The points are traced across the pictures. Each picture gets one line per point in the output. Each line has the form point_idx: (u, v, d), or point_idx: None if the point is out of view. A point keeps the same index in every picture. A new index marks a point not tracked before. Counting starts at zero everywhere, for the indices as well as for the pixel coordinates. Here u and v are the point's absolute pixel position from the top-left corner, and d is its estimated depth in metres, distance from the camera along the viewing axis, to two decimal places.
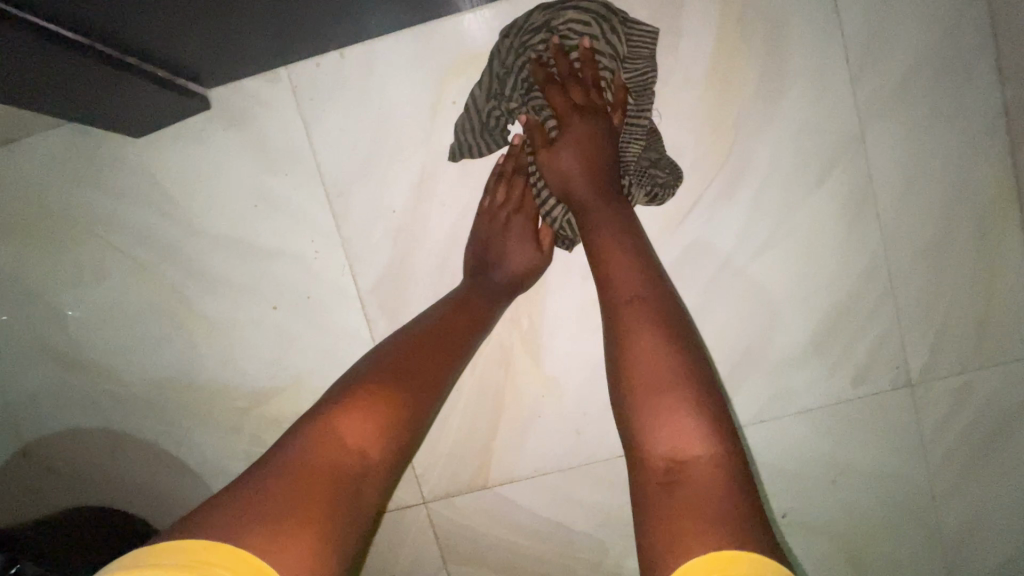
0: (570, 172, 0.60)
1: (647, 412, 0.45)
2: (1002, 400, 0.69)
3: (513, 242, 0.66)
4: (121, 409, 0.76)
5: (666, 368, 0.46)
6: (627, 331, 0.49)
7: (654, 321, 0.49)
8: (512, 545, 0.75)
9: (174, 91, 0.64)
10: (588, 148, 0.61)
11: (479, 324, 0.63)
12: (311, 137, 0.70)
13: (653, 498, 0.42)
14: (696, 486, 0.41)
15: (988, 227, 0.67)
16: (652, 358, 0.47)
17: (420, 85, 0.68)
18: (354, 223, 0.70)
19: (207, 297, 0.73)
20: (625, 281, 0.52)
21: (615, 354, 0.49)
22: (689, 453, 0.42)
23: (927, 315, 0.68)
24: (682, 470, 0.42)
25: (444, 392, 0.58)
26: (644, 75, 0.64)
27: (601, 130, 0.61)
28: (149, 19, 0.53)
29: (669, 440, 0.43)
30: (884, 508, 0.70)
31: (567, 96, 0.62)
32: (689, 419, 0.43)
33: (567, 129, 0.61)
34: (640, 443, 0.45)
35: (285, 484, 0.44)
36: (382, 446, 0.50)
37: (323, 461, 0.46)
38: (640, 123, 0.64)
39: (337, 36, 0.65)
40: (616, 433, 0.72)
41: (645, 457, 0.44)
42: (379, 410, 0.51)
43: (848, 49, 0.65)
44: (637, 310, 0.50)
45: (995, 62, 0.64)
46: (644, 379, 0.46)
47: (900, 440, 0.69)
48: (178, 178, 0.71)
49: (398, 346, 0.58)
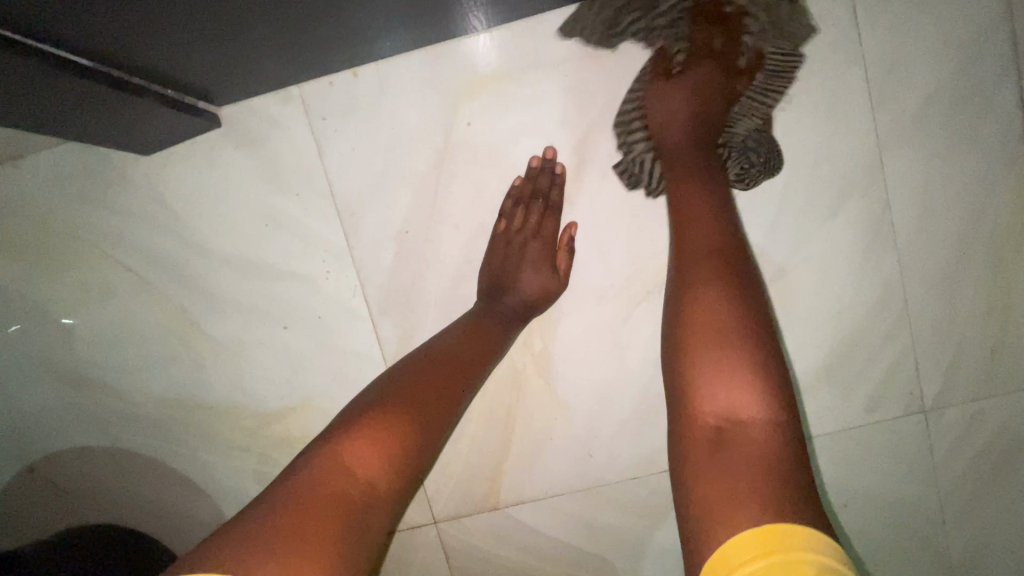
0: (672, 110, 0.62)
1: (707, 362, 0.43)
2: (1015, 428, 0.69)
3: (529, 266, 0.66)
4: (128, 427, 0.75)
5: (730, 325, 0.43)
6: (691, 280, 0.47)
7: (719, 272, 0.47)
8: (521, 565, 0.75)
9: (184, 110, 0.64)
10: (698, 95, 0.62)
11: (490, 350, 0.63)
12: (323, 156, 0.69)
13: (699, 457, 0.40)
14: (749, 448, 0.39)
15: (1004, 256, 0.66)
16: (712, 309, 0.45)
17: (434, 105, 0.67)
18: (366, 243, 0.70)
19: (216, 316, 0.72)
20: (698, 228, 0.51)
21: (677, 297, 0.48)
22: (746, 414, 0.40)
23: (941, 343, 0.67)
24: (736, 430, 0.40)
25: (456, 416, 0.58)
26: (786, 64, 0.64)
27: (716, 86, 0.62)
28: (160, 43, 0.52)
29: (725, 399, 0.41)
30: (893, 533, 0.71)
31: (708, 41, 0.63)
32: (749, 381, 0.41)
33: (690, 72, 0.63)
34: (694, 397, 0.43)
35: (292, 517, 0.44)
36: (393, 479, 0.49)
37: (332, 491, 0.46)
38: (762, 104, 0.64)
39: (351, 55, 0.64)
40: (627, 455, 0.72)
41: (694, 413, 0.42)
42: (389, 438, 0.50)
43: (869, 74, 0.64)
44: (705, 258, 0.48)
45: (1016, 89, 0.64)
46: (710, 327, 0.44)
47: (911, 466, 0.69)
48: (187, 197, 0.71)
49: (410, 369, 0.58)
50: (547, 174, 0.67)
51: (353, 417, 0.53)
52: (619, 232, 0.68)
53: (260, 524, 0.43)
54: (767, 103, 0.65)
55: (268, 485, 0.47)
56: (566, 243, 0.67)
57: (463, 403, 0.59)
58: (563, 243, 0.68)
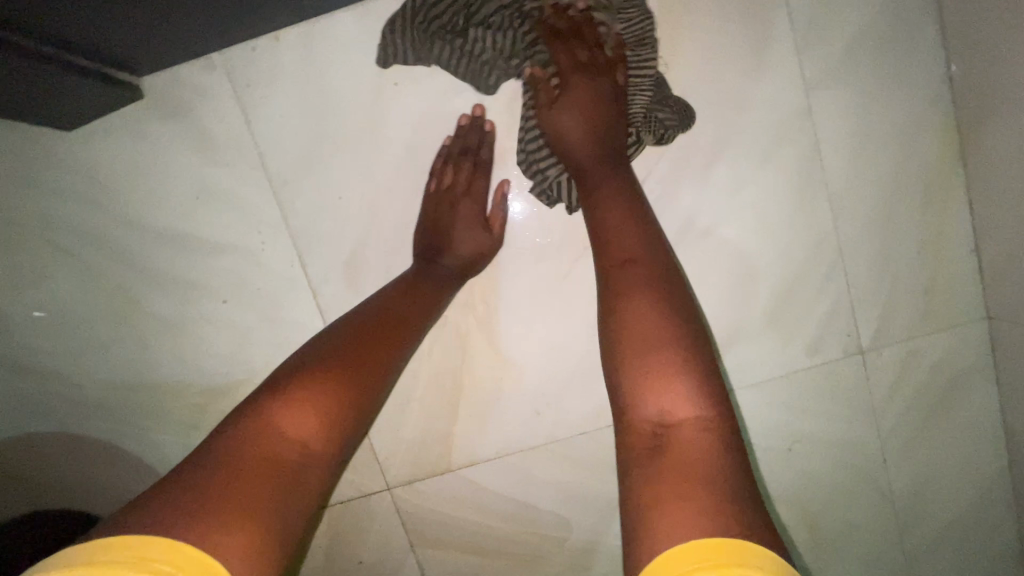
0: (568, 127, 0.61)
1: (639, 372, 0.45)
2: (950, 364, 0.70)
3: (462, 226, 0.65)
4: (75, 411, 0.75)
5: (660, 327, 0.47)
6: (623, 291, 0.50)
7: (641, 286, 0.50)
8: (479, 526, 0.75)
9: (103, 81, 0.62)
10: (586, 110, 0.61)
11: (429, 314, 0.63)
12: (251, 124, 0.68)
13: (639, 461, 0.42)
14: (683, 450, 0.41)
15: (933, 194, 0.67)
16: (644, 321, 0.47)
17: (361, 67, 0.66)
18: (302, 212, 0.69)
19: (154, 293, 0.71)
20: (622, 242, 0.54)
21: (607, 320, 0.50)
22: (679, 417, 0.43)
23: (876, 283, 0.68)
24: (670, 433, 0.42)
25: (393, 379, 0.58)
26: (642, 26, 0.63)
27: (599, 93, 0.62)
28: (69, 8, 0.50)
29: (660, 404, 0.43)
30: (839, 473, 0.72)
31: (570, 52, 0.63)
32: (680, 384, 0.44)
33: (569, 88, 0.62)
34: (629, 406, 0.45)
35: (221, 478, 0.43)
36: (327, 440, 0.49)
37: (262, 452, 0.45)
38: (645, 73, 0.64)
39: (270, 17, 0.63)
40: (575, 411, 0.72)
41: (632, 422, 0.44)
42: (323, 399, 0.50)
43: (794, 16, 0.64)
44: (627, 271, 0.51)
45: (939, 26, 0.64)
46: (638, 336, 0.47)
47: (853, 407, 0.70)
48: (116, 173, 0.69)
49: (344, 330, 0.58)
50: (477, 133, 0.67)
51: (284, 378, 0.52)
52: None
53: (192, 490, 0.42)
54: (648, 67, 0.64)
55: (192, 452, 0.46)
56: (499, 202, 0.67)
57: (401, 363, 0.59)
58: (496, 203, 0.68)
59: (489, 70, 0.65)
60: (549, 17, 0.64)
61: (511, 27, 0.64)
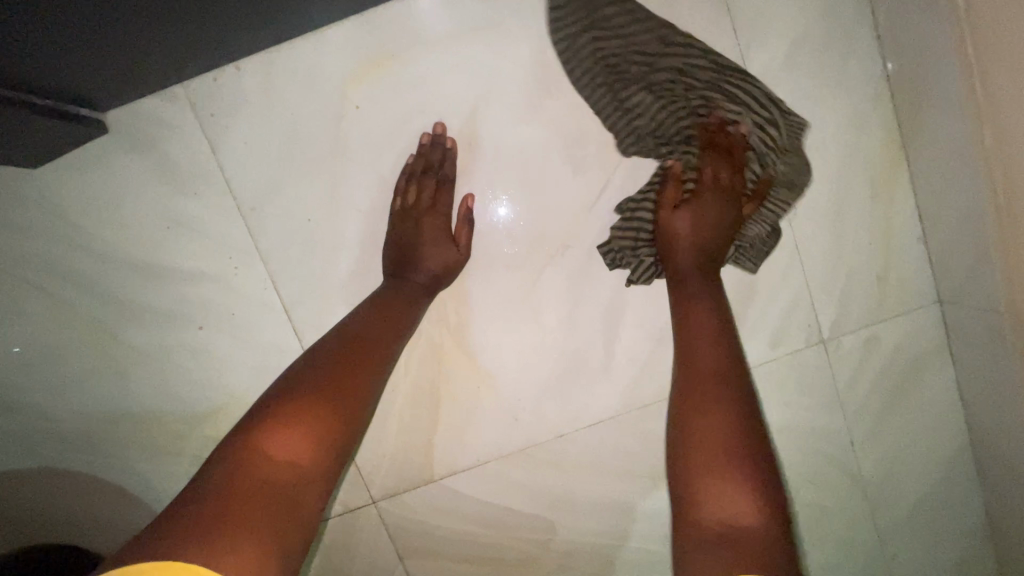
0: (684, 228, 0.65)
1: (710, 473, 0.47)
2: (907, 347, 0.73)
3: (428, 242, 0.67)
4: (55, 446, 0.75)
5: (735, 436, 0.49)
6: (697, 394, 0.53)
7: (717, 395, 0.52)
8: (465, 533, 0.76)
9: (70, 120, 0.63)
10: (705, 219, 0.64)
11: (405, 325, 0.64)
12: (219, 154, 0.69)
13: (704, 556, 0.42)
14: (749, 549, 0.41)
15: (879, 187, 0.70)
16: (719, 427, 0.50)
17: (322, 93, 0.68)
18: (271, 236, 0.70)
19: (131, 324, 0.72)
20: (705, 353, 0.56)
21: (681, 420, 0.52)
22: (745, 522, 0.43)
23: (832, 275, 0.71)
24: (736, 529, 0.43)
25: (375, 396, 0.59)
26: (791, 172, 0.69)
27: (724, 212, 0.65)
28: (35, 51, 0.52)
29: (728, 504, 0.45)
30: (808, 460, 0.74)
31: (718, 167, 0.66)
32: (749, 493, 0.45)
33: (699, 197, 0.65)
34: (693, 505, 0.46)
35: (214, 504, 0.44)
36: (316, 464, 0.50)
37: (250, 478, 0.46)
38: (772, 209, 0.69)
39: (231, 48, 0.64)
40: (552, 415, 0.74)
41: (699, 518, 0.45)
42: (311, 422, 0.51)
43: (734, 25, 0.67)
44: (705, 379, 0.54)
45: (873, 28, 0.67)
46: (715, 440, 0.49)
47: (818, 395, 0.73)
48: (85, 208, 0.70)
49: (326, 355, 0.58)
50: (438, 150, 0.68)
51: (269, 405, 0.53)
52: (518, 199, 0.70)
53: (190, 518, 0.43)
54: (774, 205, 0.69)
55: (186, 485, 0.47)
56: (464, 215, 0.69)
57: (381, 383, 0.60)
58: (461, 217, 0.69)
59: (628, 129, 0.68)
60: (711, 130, 0.67)
61: (670, 120, 0.67)
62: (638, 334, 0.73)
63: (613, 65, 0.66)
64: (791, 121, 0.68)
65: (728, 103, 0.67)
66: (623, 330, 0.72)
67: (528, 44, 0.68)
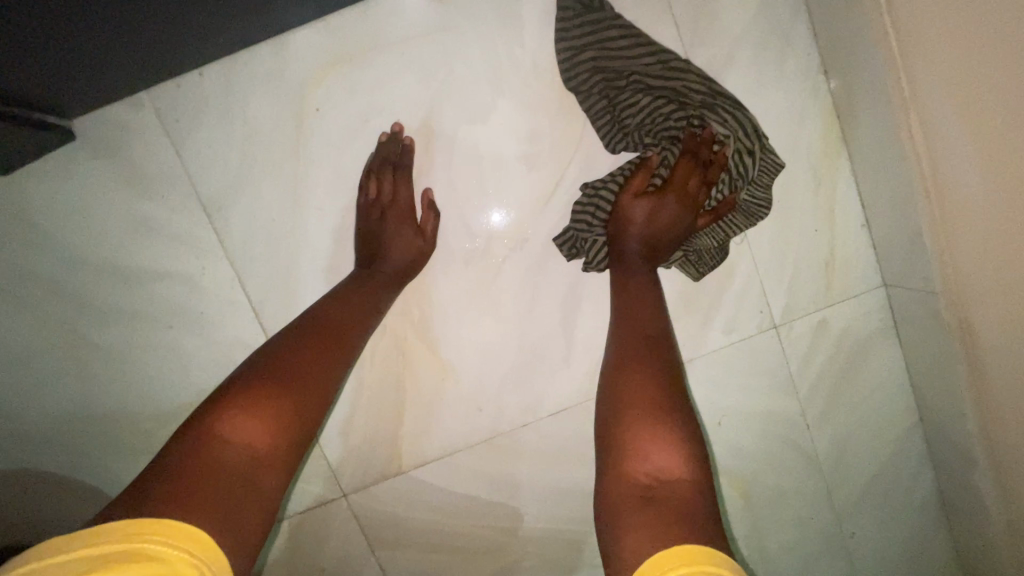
0: (639, 218, 0.65)
1: (638, 429, 0.49)
2: (855, 330, 0.76)
3: (394, 232, 0.69)
4: (29, 448, 0.76)
5: (667, 394, 0.51)
6: (631, 360, 0.55)
7: (650, 360, 0.55)
8: (434, 522, 0.78)
9: (38, 128, 0.65)
10: (661, 215, 0.64)
11: (369, 310, 0.66)
12: (183, 157, 0.71)
13: (630, 508, 0.44)
14: (674, 506, 0.43)
15: (822, 177, 0.73)
16: (648, 387, 0.52)
17: (282, 97, 0.70)
18: (238, 236, 0.72)
19: (101, 326, 0.74)
20: (641, 323, 0.59)
21: (616, 378, 0.54)
22: (673, 476, 0.46)
23: (781, 262, 0.74)
24: (663, 483, 0.45)
25: (340, 380, 0.60)
26: (755, 202, 0.70)
27: (680, 214, 0.65)
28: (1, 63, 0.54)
29: (655, 458, 0.47)
30: (764, 442, 0.77)
31: (691, 172, 0.64)
32: (676, 447, 0.47)
33: (664, 194, 0.64)
34: (622, 457, 0.48)
35: (181, 478, 0.45)
36: (277, 444, 0.51)
37: (211, 454, 0.47)
38: (727, 229, 0.70)
39: (192, 56, 0.67)
40: (516, 404, 0.76)
41: (627, 471, 0.47)
42: (271, 405, 0.52)
43: (678, 24, 0.70)
44: (640, 347, 0.56)
45: (809, 25, 0.71)
46: (645, 398, 0.51)
47: (772, 378, 0.76)
48: (53, 214, 0.72)
49: (292, 339, 0.60)
50: (397, 144, 0.71)
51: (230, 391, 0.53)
52: (475, 195, 0.73)
53: (161, 492, 0.43)
54: (730, 225, 0.70)
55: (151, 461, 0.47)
56: (429, 206, 0.71)
57: (346, 366, 0.62)
58: (425, 207, 0.71)
59: (611, 120, 0.69)
60: (695, 139, 0.65)
61: (657, 120, 0.66)
62: (597, 323, 0.75)
63: (614, 62, 0.67)
64: (768, 160, 0.68)
65: (717, 121, 0.65)
66: (582, 319, 0.75)
67: (481, 46, 0.70)
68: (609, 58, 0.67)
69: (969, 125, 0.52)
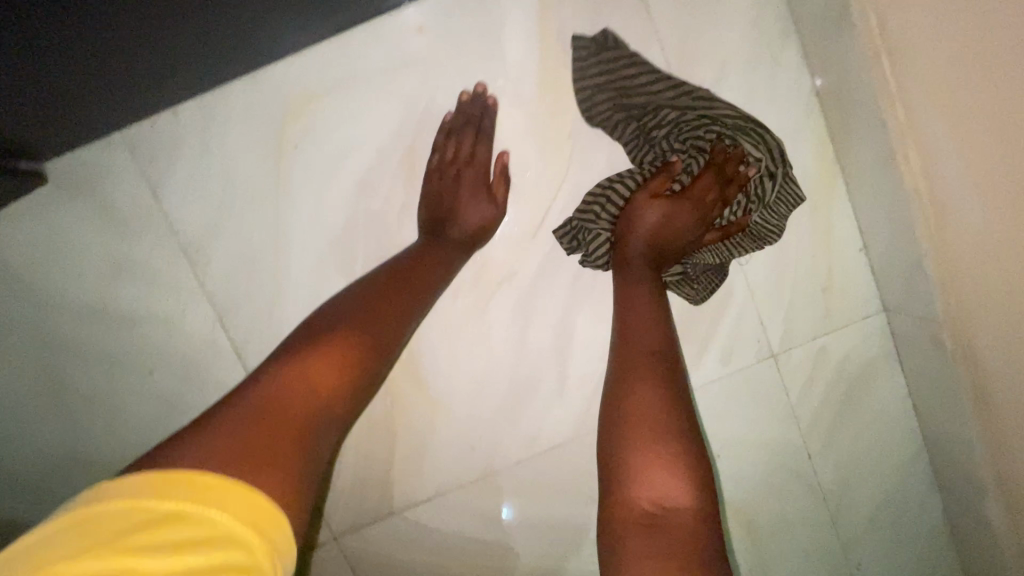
0: (650, 219, 0.62)
1: (641, 452, 0.45)
2: (855, 356, 0.73)
3: (466, 198, 0.67)
4: (10, 497, 0.74)
5: (673, 411, 0.47)
6: (632, 374, 0.50)
7: (655, 372, 0.50)
8: (428, 563, 0.76)
9: (9, 173, 0.63)
10: (673, 222, 0.61)
11: (432, 271, 0.63)
12: (160, 197, 0.69)
13: (634, 540, 0.41)
14: (677, 541, 0.40)
15: (817, 200, 0.71)
16: (651, 404, 0.47)
17: (260, 133, 0.69)
18: (219, 276, 0.70)
19: (81, 372, 0.72)
20: (643, 333, 0.54)
21: (615, 391, 0.50)
22: (679, 504, 0.43)
23: (777, 289, 0.72)
24: (668, 514, 0.42)
25: (402, 336, 0.57)
26: (765, 229, 0.67)
27: (691, 224, 0.62)
28: None
29: (658, 484, 0.43)
30: (766, 472, 0.75)
31: (710, 187, 0.62)
32: (680, 474, 0.44)
33: (681, 201, 0.61)
34: (623, 483, 0.44)
35: (253, 426, 0.40)
36: (342, 397, 0.47)
37: (283, 402, 0.43)
38: (731, 251, 0.67)
39: (166, 95, 0.65)
40: (508, 441, 0.74)
41: (627, 498, 0.43)
42: (338, 353, 0.49)
43: (664, 49, 0.68)
44: (642, 357, 0.52)
45: (800, 46, 0.69)
46: (648, 418, 0.47)
47: (772, 408, 0.73)
48: (27, 257, 0.70)
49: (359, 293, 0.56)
50: (478, 107, 0.68)
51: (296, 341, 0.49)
52: None
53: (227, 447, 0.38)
54: (735, 249, 0.67)
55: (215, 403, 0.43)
56: (501, 171, 0.68)
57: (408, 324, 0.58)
58: (497, 172, 0.69)
59: (630, 125, 0.65)
60: (721, 156, 0.62)
61: (683, 128, 0.63)
62: (590, 355, 0.73)
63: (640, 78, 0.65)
64: (790, 189, 0.66)
65: (744, 141, 0.63)
66: (573, 352, 0.73)
67: (463, 75, 0.68)
68: (637, 76, 0.65)
69: (966, 151, 0.50)
